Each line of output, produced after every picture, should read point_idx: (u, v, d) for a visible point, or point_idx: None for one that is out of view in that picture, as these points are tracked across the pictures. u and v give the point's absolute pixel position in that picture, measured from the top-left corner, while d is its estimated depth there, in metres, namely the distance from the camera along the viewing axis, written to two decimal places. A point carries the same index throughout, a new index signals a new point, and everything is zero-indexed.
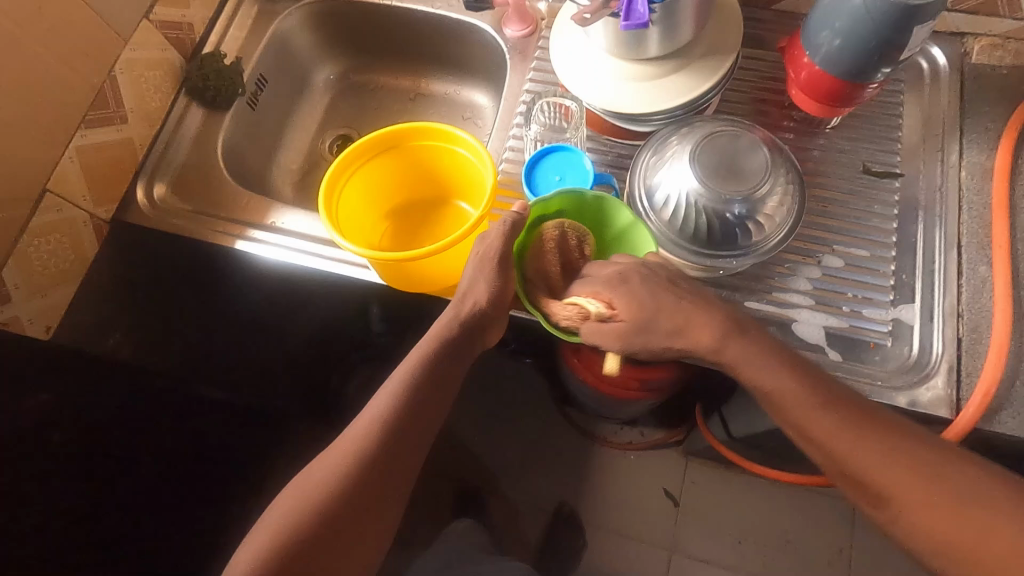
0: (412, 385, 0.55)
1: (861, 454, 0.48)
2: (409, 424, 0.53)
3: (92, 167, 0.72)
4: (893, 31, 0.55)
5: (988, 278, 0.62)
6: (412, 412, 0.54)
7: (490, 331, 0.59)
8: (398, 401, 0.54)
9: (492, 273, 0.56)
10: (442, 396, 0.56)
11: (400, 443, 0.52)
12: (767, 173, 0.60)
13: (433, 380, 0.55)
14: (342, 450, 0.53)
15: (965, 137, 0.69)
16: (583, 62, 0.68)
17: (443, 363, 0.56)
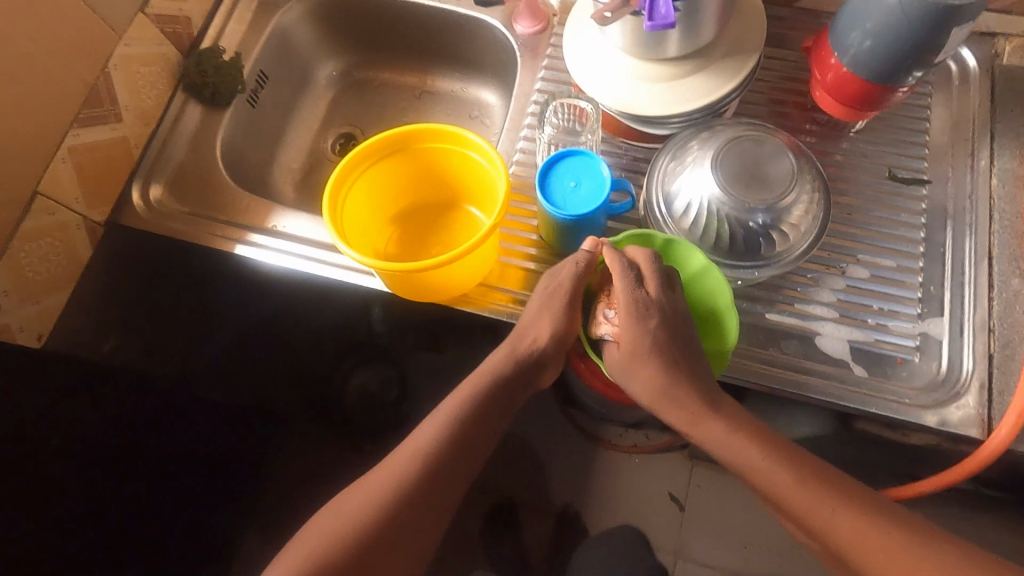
0: (467, 416, 0.56)
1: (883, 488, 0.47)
2: (458, 455, 0.55)
3: (86, 167, 0.68)
4: (929, 33, 0.52)
5: (1021, 291, 0.60)
6: (461, 449, 0.55)
7: (542, 370, 0.62)
8: (451, 432, 0.55)
9: (560, 314, 0.58)
10: (492, 429, 0.58)
11: (448, 472, 0.54)
12: (793, 181, 0.57)
13: (486, 413, 0.57)
14: (390, 472, 0.54)
15: (996, 142, 0.66)
16: (599, 62, 0.65)
17: (497, 400, 0.58)
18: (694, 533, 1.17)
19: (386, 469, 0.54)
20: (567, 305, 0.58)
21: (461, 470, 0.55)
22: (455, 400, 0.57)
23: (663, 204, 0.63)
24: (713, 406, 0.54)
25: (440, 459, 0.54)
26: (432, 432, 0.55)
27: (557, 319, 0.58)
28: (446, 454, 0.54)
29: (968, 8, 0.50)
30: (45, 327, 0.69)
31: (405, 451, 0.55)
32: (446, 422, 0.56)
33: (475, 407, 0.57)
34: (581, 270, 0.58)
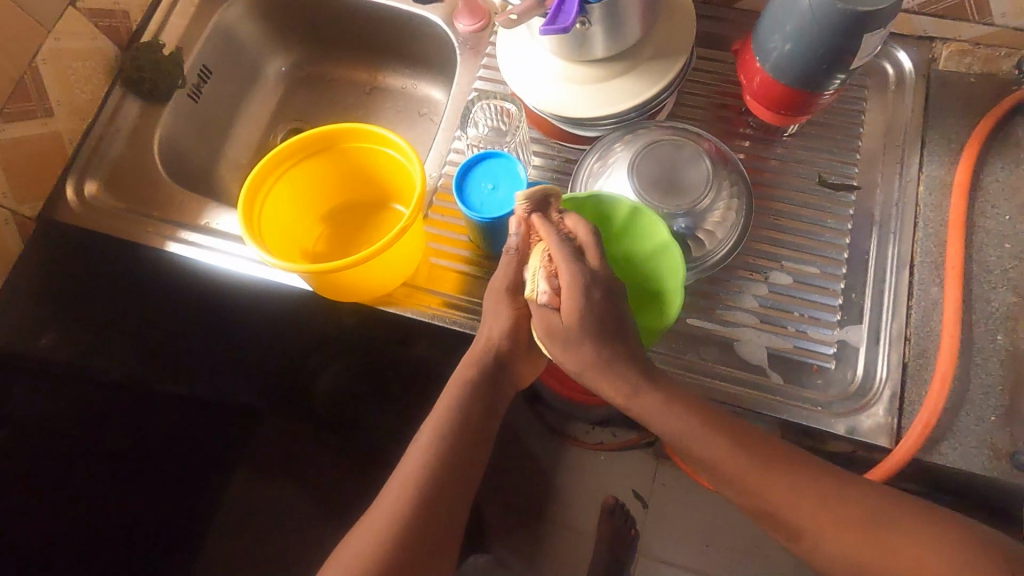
0: (444, 436, 0.53)
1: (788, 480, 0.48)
2: (447, 478, 0.52)
3: (13, 162, 0.69)
4: (842, 39, 0.52)
5: (939, 300, 0.60)
6: (451, 462, 0.53)
7: (520, 368, 0.59)
8: (433, 461, 0.53)
9: (505, 308, 0.56)
10: (480, 439, 0.55)
11: (441, 503, 0.52)
12: (709, 186, 0.58)
13: (466, 430, 0.54)
14: (381, 518, 0.51)
15: (925, 148, 0.66)
16: (526, 62, 0.64)
17: (474, 411, 0.55)
18: (654, 532, 1.16)
19: (380, 515, 0.51)
20: (506, 295, 0.56)
21: (454, 491, 0.52)
22: (432, 423, 0.54)
23: None
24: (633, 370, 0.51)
25: (427, 493, 0.51)
26: (415, 467, 0.53)
27: (509, 314, 0.56)
28: (433, 484, 0.52)
29: (876, 15, 0.49)
30: None
31: (394, 492, 0.52)
32: (421, 454, 0.53)
33: (452, 427, 0.54)
34: (514, 259, 0.55)
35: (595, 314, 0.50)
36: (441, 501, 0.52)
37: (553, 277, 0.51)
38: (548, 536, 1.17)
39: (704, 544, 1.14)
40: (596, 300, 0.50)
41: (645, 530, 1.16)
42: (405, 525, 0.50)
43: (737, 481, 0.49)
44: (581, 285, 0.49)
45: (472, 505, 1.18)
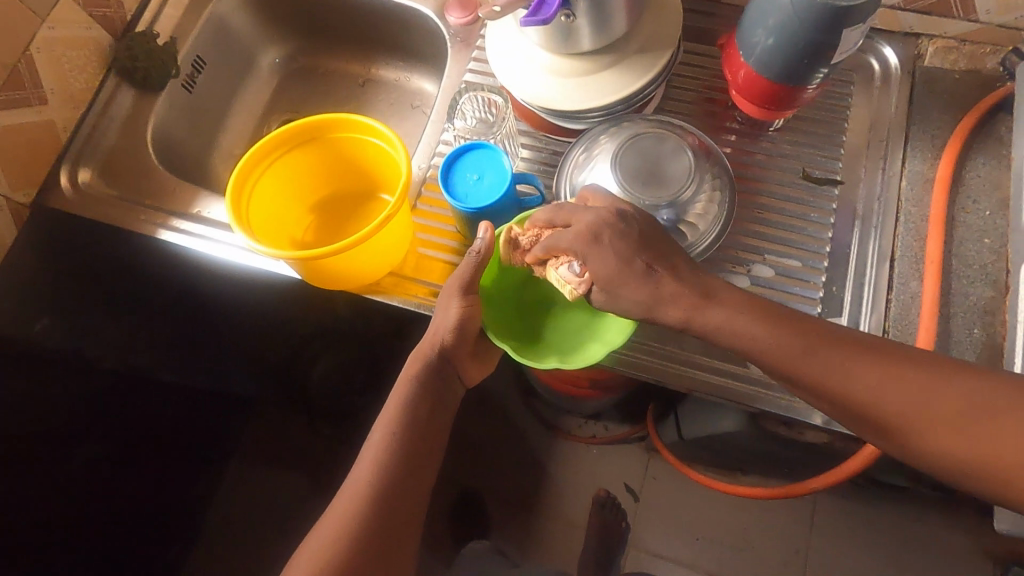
0: (394, 434, 0.55)
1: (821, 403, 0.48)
2: (400, 475, 0.54)
3: (7, 149, 0.70)
4: (823, 33, 0.52)
5: (918, 294, 0.60)
6: (405, 456, 0.55)
7: (469, 365, 0.59)
8: (386, 460, 0.54)
9: (455, 305, 0.55)
10: (434, 438, 0.57)
11: (397, 499, 0.53)
12: (690, 179, 0.59)
13: (418, 429, 0.56)
14: (338, 516, 0.53)
15: (909, 144, 0.66)
16: (514, 55, 0.65)
17: (422, 409, 0.56)
18: (644, 525, 1.17)
19: (337, 512, 0.53)
20: (459, 291, 0.56)
21: (410, 488, 0.54)
22: (384, 421, 0.56)
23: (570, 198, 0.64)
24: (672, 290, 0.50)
25: (380, 490, 0.53)
26: (370, 466, 0.54)
27: (459, 310, 0.55)
28: (387, 482, 0.53)
29: (856, 9, 0.50)
30: None
31: (352, 490, 0.54)
32: (377, 451, 0.55)
33: (407, 426, 0.55)
34: (475, 260, 0.56)
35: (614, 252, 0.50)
36: (394, 498, 0.53)
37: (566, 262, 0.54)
38: (540, 528, 1.18)
39: (693, 537, 1.15)
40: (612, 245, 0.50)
41: (635, 523, 1.17)
42: (362, 521, 0.52)
43: (849, 391, 0.46)
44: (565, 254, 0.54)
45: (465, 496, 1.19)
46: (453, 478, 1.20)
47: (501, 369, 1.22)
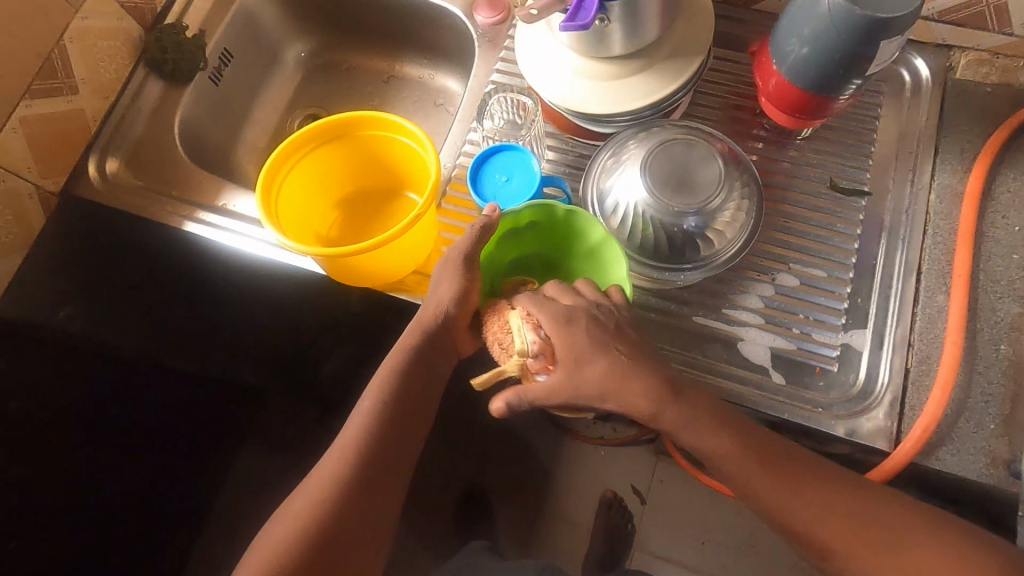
0: (383, 402, 0.54)
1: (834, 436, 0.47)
2: (388, 444, 0.54)
3: (38, 138, 0.70)
4: (860, 44, 0.52)
5: (945, 308, 0.60)
6: (391, 427, 0.54)
7: (466, 335, 0.59)
8: (374, 426, 0.54)
9: (457, 275, 0.56)
10: (422, 407, 0.57)
11: (382, 467, 0.53)
12: (719, 186, 0.59)
13: (408, 396, 0.55)
14: (322, 478, 0.53)
15: (939, 157, 0.66)
16: (544, 56, 0.65)
17: (414, 376, 0.56)
18: (649, 526, 1.17)
19: (322, 475, 0.53)
20: (459, 261, 0.56)
21: (398, 457, 0.54)
22: (373, 391, 0.55)
23: (597, 201, 0.65)
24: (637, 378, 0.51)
25: (366, 458, 0.53)
26: (356, 431, 0.54)
27: (459, 280, 0.56)
28: (374, 449, 0.53)
29: (896, 21, 0.49)
30: None
31: (337, 453, 0.54)
32: (364, 422, 0.54)
33: (394, 395, 0.55)
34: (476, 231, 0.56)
35: (594, 336, 0.51)
36: (379, 465, 0.53)
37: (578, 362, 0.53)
38: (545, 525, 1.18)
39: (698, 540, 1.15)
40: (590, 329, 0.52)
41: (641, 524, 1.17)
42: (344, 491, 0.52)
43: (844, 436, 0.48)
44: (566, 332, 0.52)
45: (472, 491, 1.20)
46: (460, 473, 1.21)
47: None
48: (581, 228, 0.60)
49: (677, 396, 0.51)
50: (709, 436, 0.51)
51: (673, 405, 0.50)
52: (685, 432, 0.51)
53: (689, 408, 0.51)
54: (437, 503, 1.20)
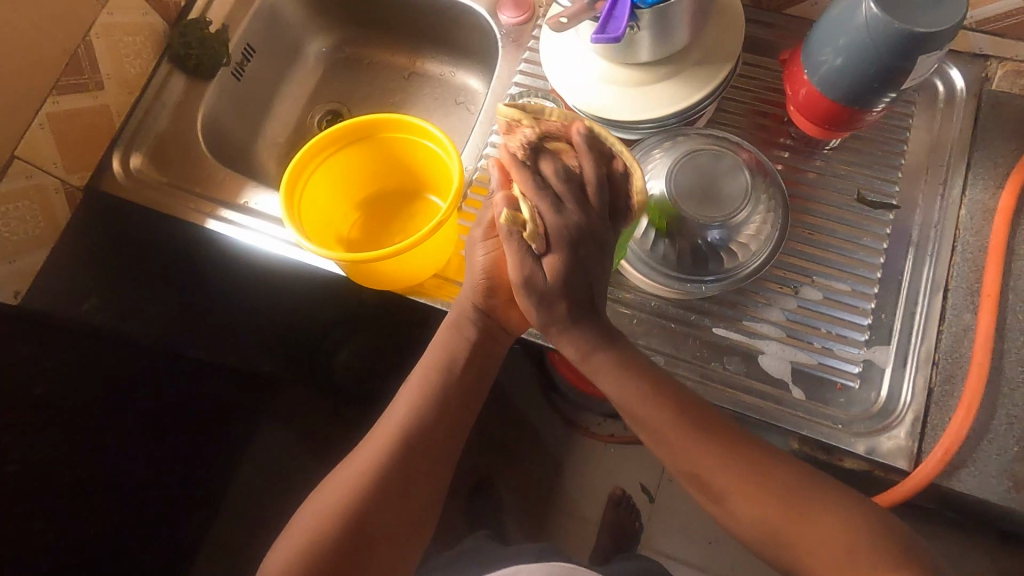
0: (432, 383, 0.58)
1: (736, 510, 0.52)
2: (432, 429, 0.57)
3: (64, 133, 0.71)
4: (897, 58, 0.51)
5: (971, 326, 0.60)
6: (443, 394, 0.57)
7: (511, 308, 0.58)
8: (419, 407, 0.57)
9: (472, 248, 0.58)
10: (469, 389, 0.59)
11: (424, 450, 0.56)
12: (745, 199, 0.59)
13: (458, 382, 0.58)
14: (368, 455, 0.56)
15: (970, 171, 0.64)
16: (568, 62, 0.64)
17: (462, 353, 0.58)
18: (658, 525, 1.17)
19: (370, 448, 0.57)
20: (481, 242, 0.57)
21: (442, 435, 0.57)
22: (427, 363, 0.59)
23: None
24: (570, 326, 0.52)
25: (417, 422, 0.56)
26: (402, 412, 0.57)
27: (492, 244, 0.56)
28: (423, 421, 0.56)
29: (936, 35, 0.48)
30: (21, 285, 0.72)
31: (387, 428, 0.57)
32: (418, 389, 0.58)
33: (444, 377, 0.58)
34: (491, 210, 0.57)
35: (559, 280, 0.51)
36: (419, 449, 0.56)
37: (529, 206, 0.52)
38: (554, 519, 1.18)
39: (706, 541, 1.15)
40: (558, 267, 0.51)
41: (650, 522, 1.17)
42: (396, 453, 0.55)
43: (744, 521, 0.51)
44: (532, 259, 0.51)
45: (481, 485, 1.20)
46: (471, 466, 1.21)
47: (529, 363, 1.22)
48: None
49: (609, 350, 0.53)
50: (620, 386, 0.53)
51: (595, 360, 0.53)
52: (599, 376, 0.54)
53: (615, 373, 0.53)
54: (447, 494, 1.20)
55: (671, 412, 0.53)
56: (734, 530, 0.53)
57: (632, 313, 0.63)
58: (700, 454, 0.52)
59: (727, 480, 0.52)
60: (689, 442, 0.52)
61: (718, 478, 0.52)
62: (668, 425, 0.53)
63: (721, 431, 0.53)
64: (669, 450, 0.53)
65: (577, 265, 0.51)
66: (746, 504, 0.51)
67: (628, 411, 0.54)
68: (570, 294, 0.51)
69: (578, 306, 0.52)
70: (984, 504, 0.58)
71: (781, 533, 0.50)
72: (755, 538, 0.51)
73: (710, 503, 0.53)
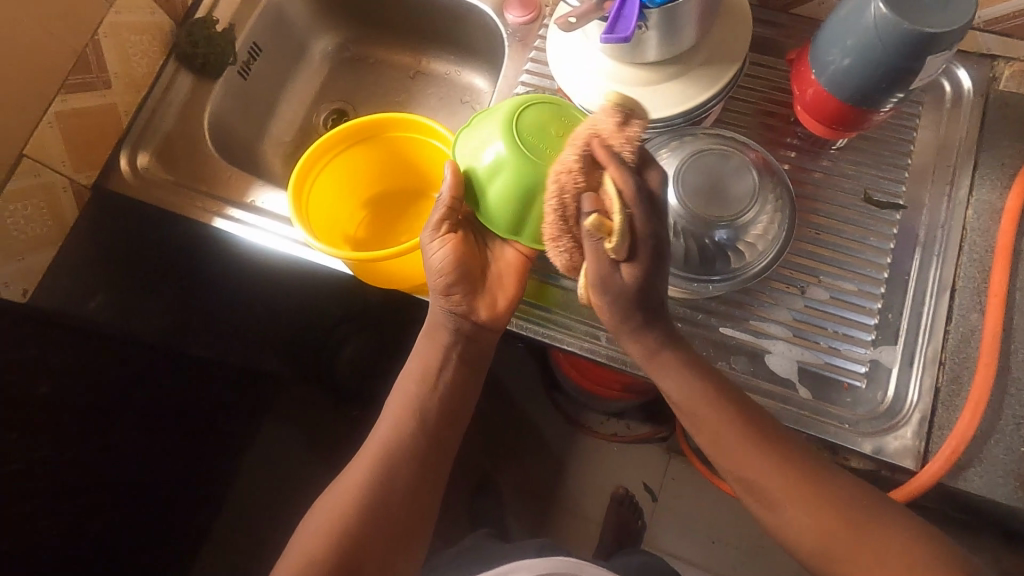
0: (414, 395, 0.58)
1: (789, 516, 0.51)
2: (417, 439, 0.57)
3: (72, 131, 0.71)
4: (906, 58, 0.51)
5: (978, 327, 0.60)
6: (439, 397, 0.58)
7: (478, 301, 0.57)
8: (417, 410, 0.57)
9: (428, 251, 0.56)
10: (465, 390, 0.59)
11: (411, 461, 0.56)
12: (752, 199, 0.59)
13: (438, 392, 0.58)
14: (360, 471, 0.56)
15: (977, 171, 0.64)
16: (575, 62, 0.64)
17: (439, 362, 0.58)
18: (662, 524, 1.17)
19: (369, 453, 0.57)
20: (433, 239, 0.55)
21: (440, 436, 0.58)
22: (420, 367, 0.58)
23: None
24: (642, 331, 0.51)
25: (416, 426, 0.57)
26: (393, 424, 0.57)
27: (444, 241, 0.55)
28: (421, 424, 0.57)
29: (945, 36, 0.48)
30: (31, 283, 0.71)
31: (384, 431, 0.58)
32: (413, 393, 0.58)
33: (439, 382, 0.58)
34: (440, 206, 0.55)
35: (632, 295, 0.48)
36: (405, 461, 0.56)
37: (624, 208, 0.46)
38: (557, 517, 1.18)
39: (710, 540, 1.15)
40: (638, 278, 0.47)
41: (653, 521, 1.17)
42: (396, 458, 0.56)
43: (804, 532, 0.50)
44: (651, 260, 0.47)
45: (485, 483, 1.20)
46: (473, 464, 1.21)
47: (533, 362, 1.22)
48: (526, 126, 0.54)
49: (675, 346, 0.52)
50: (683, 384, 0.52)
51: (660, 359, 0.52)
52: (662, 376, 0.53)
53: (681, 372, 0.52)
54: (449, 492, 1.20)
55: (731, 411, 0.52)
56: (786, 541, 0.52)
57: None
58: (759, 461, 0.51)
59: (786, 488, 0.51)
60: (744, 444, 0.51)
61: (774, 486, 0.51)
62: (722, 425, 0.52)
63: (770, 435, 0.52)
64: (719, 448, 0.52)
65: (657, 275, 0.48)
66: (802, 513, 0.50)
67: (685, 413, 0.53)
68: (639, 303, 0.49)
69: (647, 312, 0.50)
70: (990, 504, 0.58)
71: (826, 537, 0.49)
72: (819, 545, 0.50)
73: (764, 510, 0.52)
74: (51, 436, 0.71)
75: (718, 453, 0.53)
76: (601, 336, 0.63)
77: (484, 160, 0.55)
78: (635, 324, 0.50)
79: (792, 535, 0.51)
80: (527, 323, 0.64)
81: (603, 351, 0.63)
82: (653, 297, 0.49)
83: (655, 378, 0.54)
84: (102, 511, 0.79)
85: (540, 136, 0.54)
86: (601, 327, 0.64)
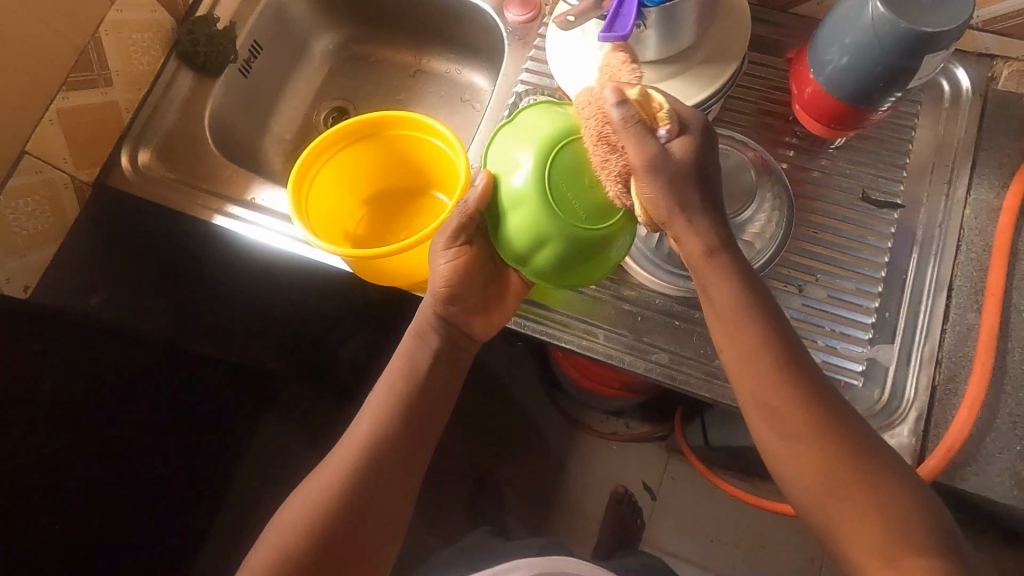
0: (401, 383, 0.58)
1: (802, 460, 0.48)
2: (402, 439, 0.57)
3: (74, 129, 0.71)
4: (904, 58, 0.51)
5: (974, 326, 0.60)
6: (426, 384, 0.58)
7: (472, 316, 0.59)
8: (399, 395, 0.58)
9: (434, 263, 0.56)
10: (449, 379, 0.60)
11: (392, 461, 0.56)
12: (750, 199, 0.60)
13: (426, 386, 0.58)
14: (343, 456, 0.56)
15: (975, 171, 0.65)
16: (575, 60, 0.64)
17: (429, 358, 0.59)
18: (660, 523, 1.17)
19: (352, 438, 0.57)
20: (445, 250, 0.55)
21: (423, 421, 0.58)
22: (406, 357, 0.59)
23: None
24: (699, 218, 0.48)
25: (400, 412, 0.57)
26: (377, 409, 0.57)
27: (454, 255, 0.55)
28: (405, 411, 0.57)
29: (942, 35, 0.48)
30: (31, 279, 0.70)
31: (367, 417, 0.58)
32: (397, 379, 0.58)
33: (426, 372, 0.58)
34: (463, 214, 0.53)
35: (694, 171, 0.48)
36: (388, 459, 0.56)
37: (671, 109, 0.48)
38: (556, 515, 1.19)
39: (708, 539, 1.16)
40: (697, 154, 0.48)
41: (652, 520, 1.17)
42: (380, 444, 0.56)
43: (816, 482, 0.48)
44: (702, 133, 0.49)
45: (484, 481, 1.20)
46: (472, 463, 1.22)
47: (532, 360, 1.22)
48: (562, 170, 0.49)
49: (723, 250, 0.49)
50: (730, 292, 0.49)
51: (719, 260, 0.49)
52: (713, 280, 0.49)
53: (730, 277, 0.49)
54: (447, 491, 1.20)
55: (765, 336, 0.49)
56: (792, 492, 0.49)
57: (635, 309, 0.64)
58: (779, 391, 0.49)
59: (810, 426, 0.48)
60: (771, 379, 0.49)
61: (799, 416, 0.48)
62: (764, 353, 0.49)
63: (796, 363, 0.50)
64: (756, 380, 0.49)
65: (709, 154, 0.49)
66: (814, 458, 0.48)
67: (722, 327, 0.50)
68: (699, 184, 0.48)
69: (704, 194, 0.48)
70: (986, 503, 0.58)
71: (847, 507, 0.47)
72: (820, 499, 0.48)
73: (778, 446, 0.49)
74: (48, 432, 0.71)
75: (749, 383, 0.49)
76: (599, 333, 0.64)
77: (508, 183, 0.51)
78: (696, 199, 0.48)
79: (799, 487, 0.49)
80: (526, 321, 0.64)
81: (601, 349, 0.63)
82: (709, 182, 0.49)
83: (700, 285, 0.50)
84: (102, 507, 0.80)
85: (572, 180, 0.49)
86: (599, 324, 0.64)
